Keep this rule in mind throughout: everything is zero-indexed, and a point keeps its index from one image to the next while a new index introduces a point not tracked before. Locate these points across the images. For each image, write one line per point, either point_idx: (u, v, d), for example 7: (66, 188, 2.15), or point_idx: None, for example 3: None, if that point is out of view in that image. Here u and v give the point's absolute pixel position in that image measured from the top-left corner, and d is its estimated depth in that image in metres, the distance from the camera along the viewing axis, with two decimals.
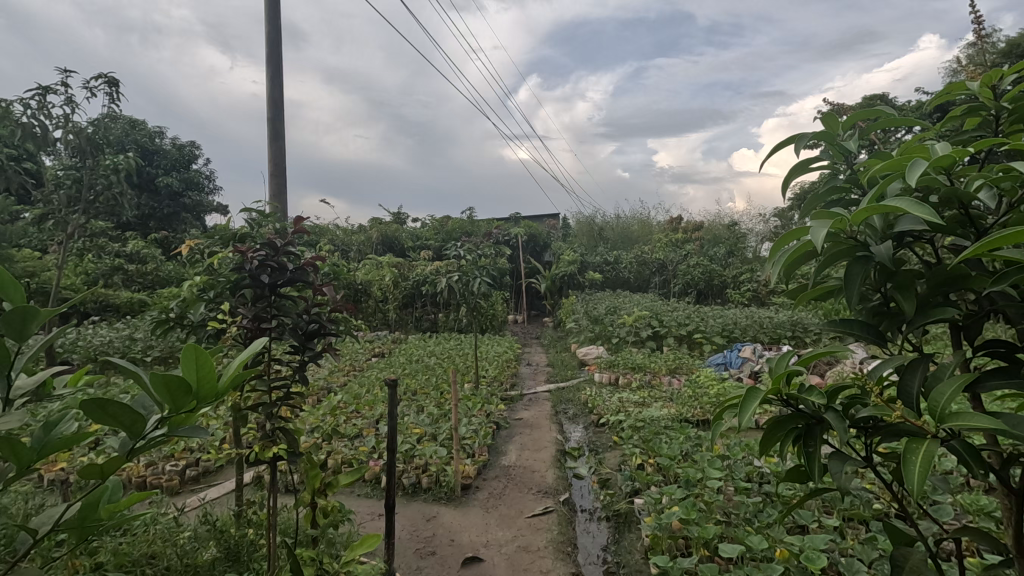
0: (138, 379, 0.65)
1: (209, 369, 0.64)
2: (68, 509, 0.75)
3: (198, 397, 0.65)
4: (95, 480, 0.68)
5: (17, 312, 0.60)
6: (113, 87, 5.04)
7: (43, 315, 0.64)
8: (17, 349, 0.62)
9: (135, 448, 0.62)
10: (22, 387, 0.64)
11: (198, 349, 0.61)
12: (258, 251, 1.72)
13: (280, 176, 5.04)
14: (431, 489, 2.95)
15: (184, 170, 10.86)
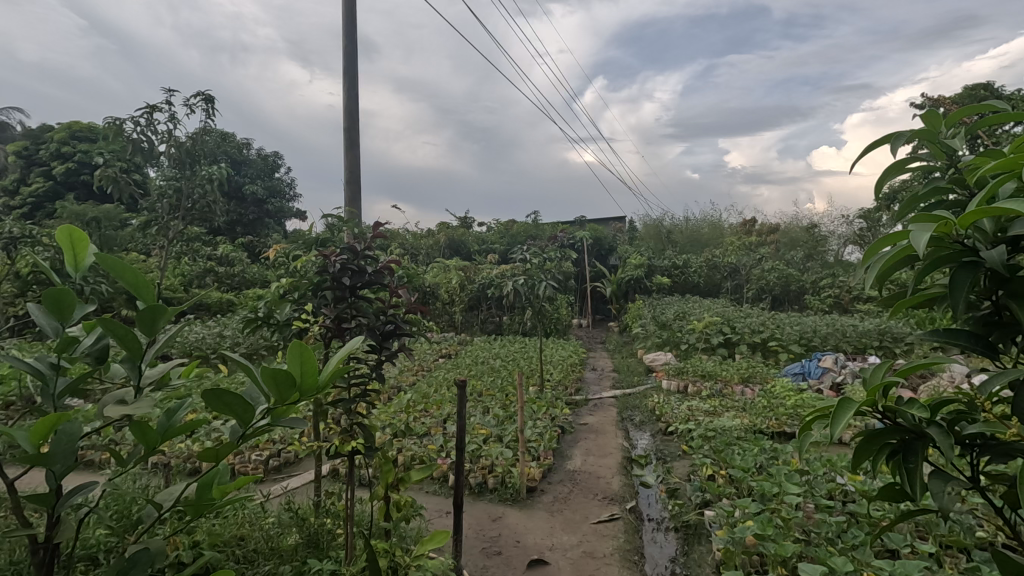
0: (249, 372, 0.72)
1: (312, 365, 0.69)
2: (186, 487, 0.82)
3: (301, 390, 0.71)
4: (211, 463, 0.75)
5: (149, 309, 0.68)
6: (209, 103, 5.54)
7: (170, 312, 0.71)
8: (149, 342, 0.70)
9: (246, 434, 0.68)
10: (150, 376, 0.73)
11: (303, 346, 0.66)
12: (340, 254, 1.84)
13: (355, 183, 5.29)
14: (497, 489, 2.99)
15: (268, 179, 11.64)
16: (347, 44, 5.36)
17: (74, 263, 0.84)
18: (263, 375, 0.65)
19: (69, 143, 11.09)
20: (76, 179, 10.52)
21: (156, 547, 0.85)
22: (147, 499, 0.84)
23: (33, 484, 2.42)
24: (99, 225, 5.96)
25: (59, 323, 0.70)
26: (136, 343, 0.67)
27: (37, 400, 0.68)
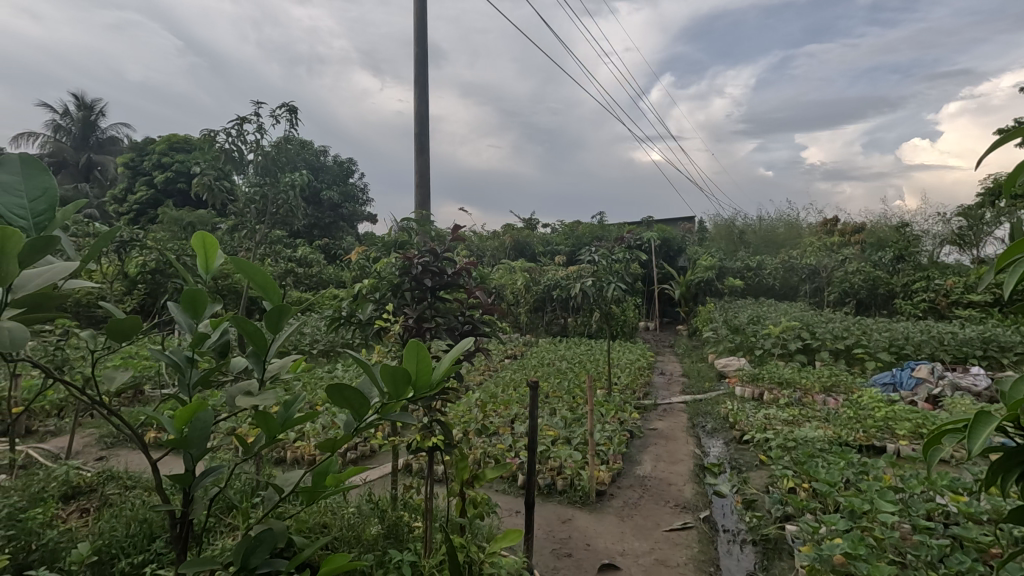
0: (363, 369, 0.76)
1: (427, 364, 0.73)
2: (304, 475, 0.87)
3: (416, 386, 0.74)
4: (327, 453, 0.80)
5: (275, 309, 0.73)
6: (293, 114, 5.92)
7: (293, 311, 0.76)
8: (272, 337, 0.76)
9: (360, 428, 0.72)
10: (271, 370, 0.78)
11: (419, 345, 0.70)
12: (422, 257, 1.93)
13: (425, 186, 5.45)
14: (566, 491, 2.98)
15: (342, 184, 12.22)
16: (418, 52, 5.54)
17: (205, 264, 0.92)
18: (380, 370, 0.69)
19: (168, 154, 12.12)
20: (174, 187, 11.47)
21: (281, 528, 0.91)
22: (270, 483, 0.90)
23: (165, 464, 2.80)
24: (194, 230, 6.46)
25: (192, 321, 0.78)
26: (261, 339, 0.73)
27: (175, 389, 0.75)
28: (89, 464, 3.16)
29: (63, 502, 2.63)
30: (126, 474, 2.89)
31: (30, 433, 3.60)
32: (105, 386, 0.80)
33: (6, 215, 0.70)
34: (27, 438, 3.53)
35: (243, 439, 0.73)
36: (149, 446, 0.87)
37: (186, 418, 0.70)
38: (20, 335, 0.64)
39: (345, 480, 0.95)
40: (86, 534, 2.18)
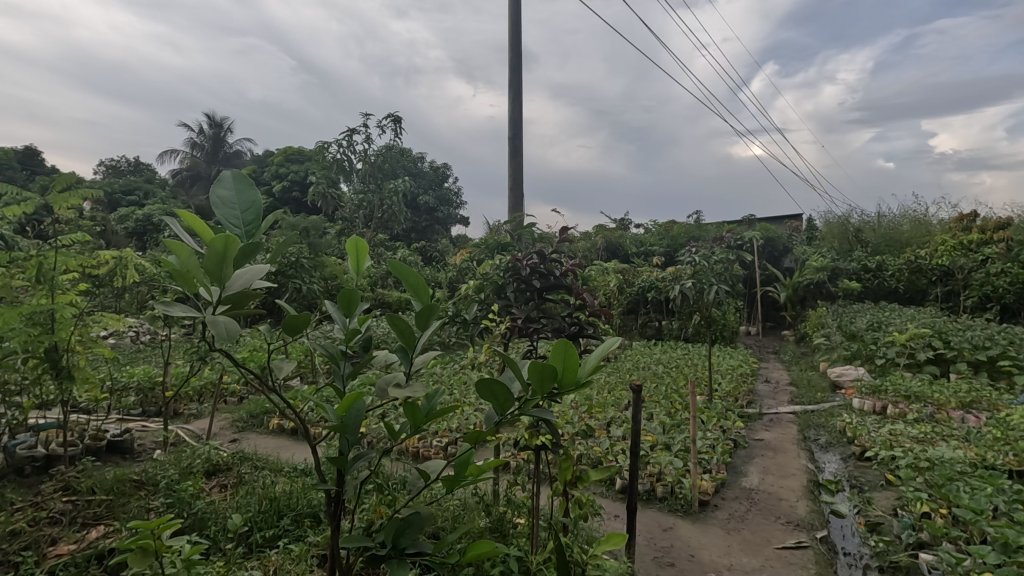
0: (505, 364, 0.83)
1: (573, 362, 0.76)
2: (448, 465, 0.92)
3: (561, 382, 0.78)
4: (470, 443, 0.85)
5: (426, 307, 0.80)
6: (396, 124, 6.28)
7: (438, 310, 0.82)
8: (419, 333, 0.83)
9: (504, 419, 0.79)
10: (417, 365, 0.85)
11: (567, 344, 0.73)
12: (531, 259, 1.97)
13: (519, 189, 5.55)
14: (667, 498, 2.89)
15: (437, 189, 12.73)
16: (512, 58, 5.65)
17: (356, 265, 1.01)
18: (528, 367, 0.73)
19: (285, 165, 13.29)
20: (290, 196, 12.56)
21: (426, 513, 0.97)
22: (417, 469, 0.96)
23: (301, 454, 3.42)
24: (308, 235, 7.02)
25: (346, 318, 0.86)
26: (410, 335, 0.79)
27: (331, 379, 0.84)
28: (225, 444, 3.55)
29: (207, 477, 2.96)
30: (256, 456, 3.21)
31: (177, 414, 4.11)
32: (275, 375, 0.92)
33: (225, 224, 0.92)
34: (175, 419, 4.03)
35: (391, 427, 0.79)
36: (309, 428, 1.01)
37: (346, 406, 0.78)
38: (229, 327, 0.76)
39: (484, 471, 1.00)
40: (226, 506, 2.45)
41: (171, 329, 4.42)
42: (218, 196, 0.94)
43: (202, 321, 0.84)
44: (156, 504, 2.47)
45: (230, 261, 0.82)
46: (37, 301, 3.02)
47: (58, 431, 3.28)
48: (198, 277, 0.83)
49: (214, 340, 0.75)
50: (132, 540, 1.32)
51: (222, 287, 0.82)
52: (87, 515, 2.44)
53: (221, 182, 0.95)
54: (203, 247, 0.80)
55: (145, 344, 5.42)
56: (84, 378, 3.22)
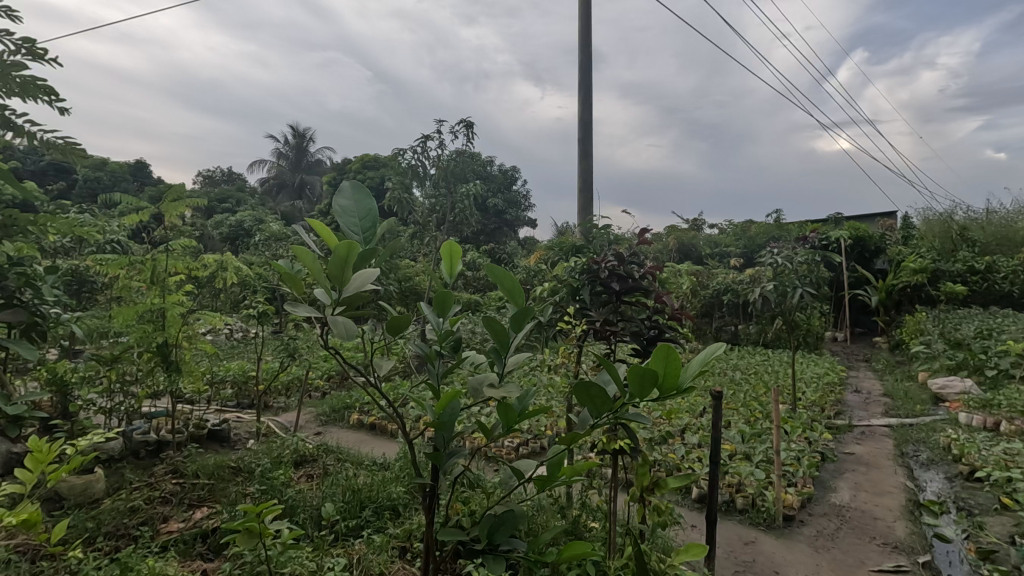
0: (602, 366, 0.85)
1: (675, 366, 0.75)
2: (542, 464, 0.94)
3: (662, 388, 0.77)
4: (566, 442, 0.92)
5: (521, 309, 0.82)
6: (468, 129, 6.43)
7: (532, 312, 0.84)
8: (513, 334, 0.85)
9: (598, 419, 0.85)
10: (510, 365, 0.87)
11: (669, 347, 0.73)
12: (609, 262, 1.96)
13: (588, 191, 5.51)
14: (748, 511, 2.77)
15: (506, 192, 12.91)
16: (582, 59, 5.63)
17: (450, 269, 1.05)
18: (628, 371, 0.74)
19: (362, 172, 13.94)
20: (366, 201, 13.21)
21: (520, 511, 1.00)
22: (510, 468, 0.99)
23: (382, 448, 3.62)
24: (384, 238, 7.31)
25: (440, 318, 0.90)
26: (504, 335, 0.82)
27: (428, 377, 0.88)
28: (311, 437, 3.77)
29: (295, 467, 3.15)
30: (339, 449, 3.38)
31: (267, 407, 4.40)
32: (377, 372, 0.98)
33: (346, 231, 0.99)
34: (266, 411, 4.33)
35: (485, 426, 0.82)
36: (406, 426, 1.05)
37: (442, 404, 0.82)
38: (347, 326, 0.82)
39: (577, 472, 1.01)
40: (314, 494, 2.60)
41: (263, 327, 4.74)
42: (339, 206, 1.02)
43: (324, 321, 0.92)
44: (251, 490, 2.65)
45: (351, 264, 0.89)
46: (150, 300, 3.36)
47: (167, 418, 3.60)
48: (322, 281, 0.90)
49: (333, 338, 0.82)
50: (240, 522, 1.43)
51: (341, 288, 0.89)
52: (192, 497, 2.67)
53: (342, 193, 1.02)
54: (328, 252, 0.88)
55: (239, 341, 5.85)
56: (189, 370, 3.52)
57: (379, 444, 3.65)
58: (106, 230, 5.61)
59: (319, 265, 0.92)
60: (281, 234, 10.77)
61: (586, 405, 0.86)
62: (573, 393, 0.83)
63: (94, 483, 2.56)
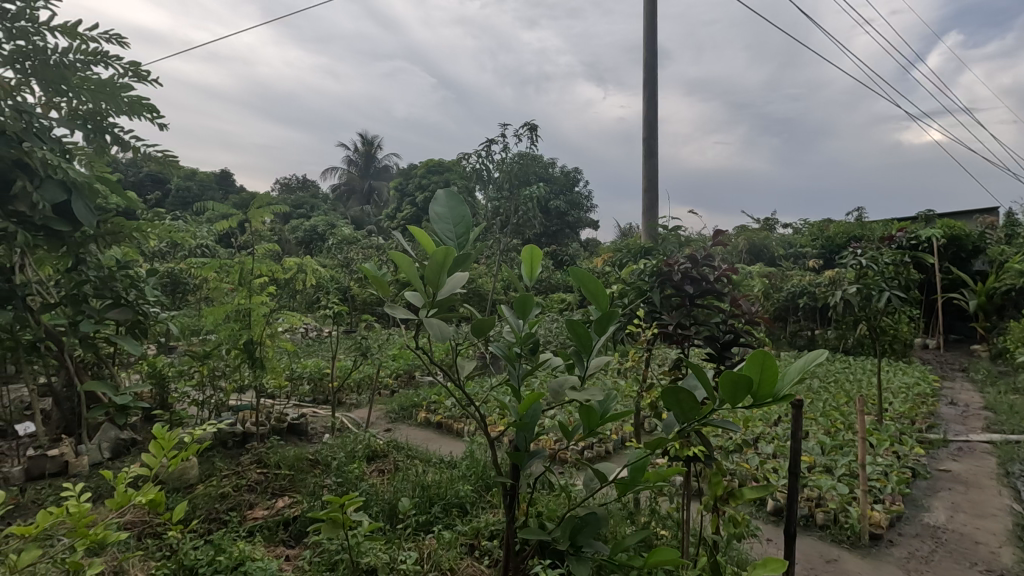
0: (691, 371, 0.87)
1: (772, 372, 0.75)
2: (624, 468, 0.96)
3: (757, 396, 0.77)
4: (649, 447, 0.95)
5: (606, 313, 0.83)
6: (532, 132, 6.47)
7: (617, 317, 0.85)
8: (595, 337, 0.87)
9: (685, 425, 0.86)
10: (592, 366, 0.88)
11: (766, 353, 0.73)
12: (682, 263, 1.91)
13: (653, 191, 5.40)
14: (830, 527, 2.62)
15: (568, 193, 12.87)
16: (648, 57, 5.52)
17: (530, 272, 1.06)
18: (721, 377, 0.75)
19: (427, 177, 14.36)
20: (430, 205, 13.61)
21: (603, 514, 1.01)
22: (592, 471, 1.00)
23: (449, 446, 3.70)
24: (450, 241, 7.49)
25: (520, 320, 0.93)
26: (587, 337, 0.84)
27: (509, 378, 0.91)
28: (381, 433, 3.92)
29: (367, 461, 3.27)
30: (408, 446, 3.48)
31: (341, 403, 4.61)
32: (460, 372, 1.01)
33: (442, 238, 1.04)
34: (340, 407, 4.54)
35: (567, 428, 0.83)
36: (489, 428, 1.09)
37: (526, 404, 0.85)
38: (440, 329, 0.88)
39: (661, 478, 1.02)
40: (385, 488, 2.69)
41: (337, 326, 4.97)
42: (435, 214, 1.07)
43: (420, 323, 0.98)
44: (328, 482, 2.79)
45: (446, 269, 0.95)
46: (237, 301, 3.61)
47: (252, 411, 3.85)
48: (418, 284, 0.97)
49: (428, 339, 0.88)
50: (325, 512, 1.52)
51: (436, 292, 0.95)
52: (275, 487, 2.83)
53: (437, 202, 1.08)
54: (426, 258, 0.95)
55: (314, 340, 6.17)
56: (272, 367, 3.75)
57: (446, 442, 3.73)
58: (198, 236, 6.08)
59: (415, 270, 0.98)
60: (352, 238, 11.26)
61: (674, 409, 0.87)
62: (661, 398, 0.85)
63: (189, 470, 2.78)
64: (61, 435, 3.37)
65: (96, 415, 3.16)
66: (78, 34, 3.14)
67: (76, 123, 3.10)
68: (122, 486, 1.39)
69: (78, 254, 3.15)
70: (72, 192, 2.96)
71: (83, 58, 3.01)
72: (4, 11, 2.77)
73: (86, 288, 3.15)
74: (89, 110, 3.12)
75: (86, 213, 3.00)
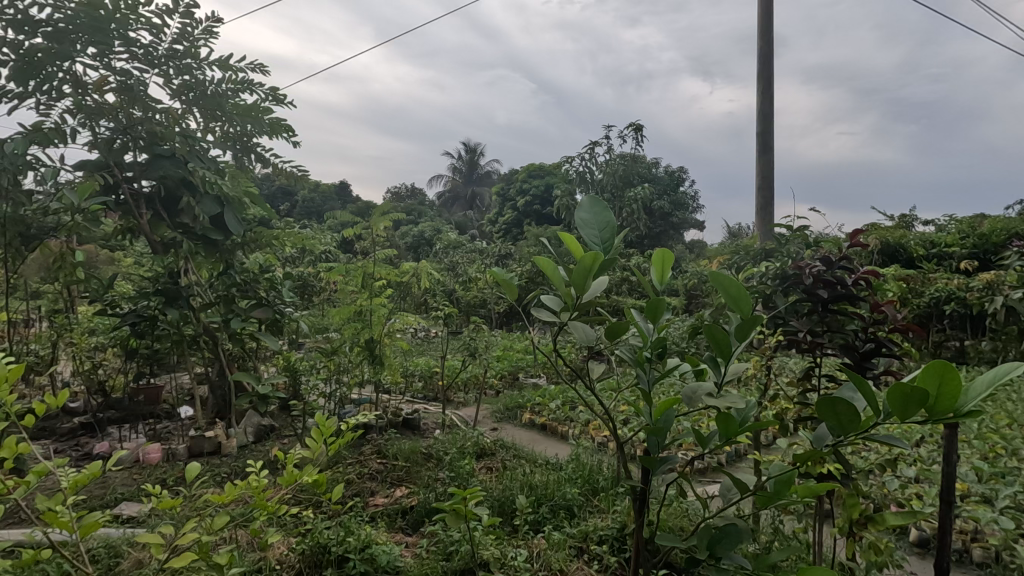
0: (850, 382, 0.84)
1: (953, 386, 0.71)
2: (768, 480, 0.94)
3: (932, 411, 0.73)
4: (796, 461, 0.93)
5: (749, 321, 0.83)
6: (637, 132, 6.34)
7: (760, 324, 0.84)
8: (735, 343, 0.86)
9: (841, 437, 0.84)
10: (729, 375, 0.88)
11: (946, 365, 0.70)
12: (813, 266, 1.76)
13: (767, 188, 5.04)
14: (989, 565, 2.30)
15: (673, 193, 12.45)
16: (762, 48, 5.19)
17: (660, 277, 1.06)
18: (891, 389, 0.73)
19: (528, 182, 14.61)
20: (531, 209, 13.81)
21: (743, 526, 1.01)
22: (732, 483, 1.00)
23: (556, 449, 3.73)
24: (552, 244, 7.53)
25: (651, 325, 0.93)
26: (727, 346, 0.84)
27: (639, 383, 0.92)
28: (489, 431, 4.04)
29: (476, 458, 3.39)
30: (514, 446, 3.56)
31: (450, 401, 4.82)
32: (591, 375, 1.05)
33: (588, 243, 1.07)
34: (449, 405, 4.74)
35: (703, 436, 0.84)
36: (619, 433, 1.12)
37: (661, 410, 0.87)
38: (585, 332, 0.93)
39: (809, 491, 0.98)
40: (494, 484, 2.77)
41: (446, 328, 5.20)
42: (580, 219, 1.10)
43: (561, 325, 1.03)
44: (442, 476, 2.92)
45: (593, 273, 0.98)
46: (360, 303, 3.90)
47: (372, 405, 4.14)
48: (564, 288, 1.01)
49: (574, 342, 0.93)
50: (449, 503, 1.60)
51: (581, 295, 0.99)
52: (393, 476, 3.03)
53: (583, 207, 1.10)
54: (574, 262, 0.98)
55: (424, 339, 6.50)
56: (389, 365, 4.01)
57: (553, 445, 3.77)
58: (324, 243, 6.66)
59: (560, 274, 1.02)
60: (457, 242, 11.72)
61: (829, 422, 0.85)
62: (816, 408, 0.84)
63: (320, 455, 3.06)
64: (216, 419, 3.84)
65: (243, 402, 3.57)
66: (230, 66, 3.57)
67: (227, 144, 3.54)
68: (290, 467, 1.58)
69: (228, 260, 3.59)
70: (224, 206, 3.44)
71: (233, 87, 3.41)
72: (173, 51, 3.23)
73: (234, 289, 3.57)
74: (238, 132, 3.55)
75: (235, 223, 3.46)
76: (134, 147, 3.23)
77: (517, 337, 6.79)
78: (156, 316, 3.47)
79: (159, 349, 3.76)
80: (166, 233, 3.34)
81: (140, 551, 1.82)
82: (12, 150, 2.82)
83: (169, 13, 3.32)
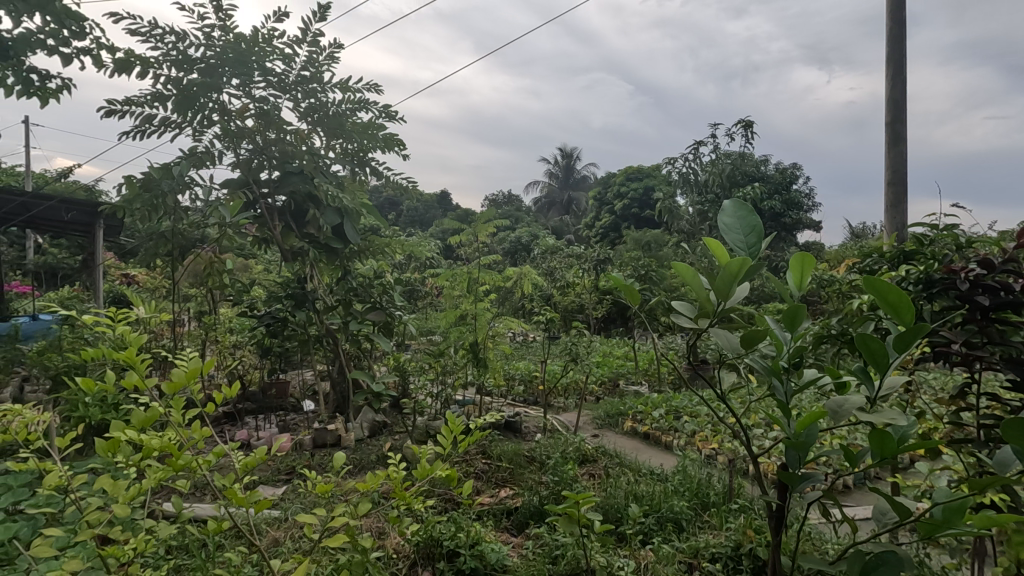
0: None
1: None
2: (937, 507, 0.86)
3: None
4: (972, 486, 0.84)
5: (911, 331, 0.77)
6: (746, 129, 6.02)
7: (922, 333, 0.77)
8: (891, 355, 0.80)
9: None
10: (884, 389, 0.82)
11: None
12: (970, 269, 1.56)
13: (899, 184, 4.54)
14: None
15: (785, 192, 11.65)
16: (892, 29, 4.70)
17: (799, 282, 1.00)
18: None
19: (626, 184, 14.35)
20: (629, 213, 13.59)
21: (905, 554, 0.93)
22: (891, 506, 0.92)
23: (660, 459, 3.63)
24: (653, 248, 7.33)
25: (791, 332, 0.89)
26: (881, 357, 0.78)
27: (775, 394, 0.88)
28: (590, 437, 4.02)
29: (579, 463, 3.38)
30: (616, 453, 3.51)
31: (550, 405, 4.85)
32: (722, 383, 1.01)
33: (732, 246, 1.04)
34: (549, 409, 4.77)
35: (852, 453, 0.79)
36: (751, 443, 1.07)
37: (806, 423, 0.83)
38: (727, 338, 0.90)
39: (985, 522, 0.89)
40: (598, 490, 2.75)
41: (546, 332, 5.25)
42: (725, 223, 1.07)
43: (700, 331, 1.02)
44: (545, 479, 2.93)
45: (738, 279, 0.95)
46: (465, 307, 4.04)
47: (476, 407, 4.27)
48: (703, 293, 0.99)
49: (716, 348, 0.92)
50: (561, 507, 1.61)
51: (724, 300, 0.96)
52: (498, 477, 3.11)
53: (727, 211, 1.08)
54: (717, 268, 0.96)
55: (523, 343, 6.60)
56: (492, 367, 4.12)
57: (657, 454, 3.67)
58: (428, 249, 6.99)
59: (700, 280, 1.00)
60: (555, 247, 11.76)
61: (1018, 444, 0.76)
62: (1003, 429, 0.75)
63: None
64: (335, 413, 4.16)
65: (359, 399, 3.84)
66: (348, 87, 3.87)
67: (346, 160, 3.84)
68: (422, 461, 1.68)
69: (346, 266, 3.89)
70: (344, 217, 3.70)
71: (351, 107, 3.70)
72: (302, 77, 3.56)
73: (353, 294, 3.85)
74: (355, 148, 3.84)
75: (353, 232, 3.73)
76: (268, 166, 3.59)
77: (617, 344, 6.68)
78: (287, 317, 3.84)
79: (288, 347, 4.14)
80: (296, 242, 3.65)
81: (277, 530, 2.02)
82: (178, 172, 3.26)
83: (298, 43, 3.67)
